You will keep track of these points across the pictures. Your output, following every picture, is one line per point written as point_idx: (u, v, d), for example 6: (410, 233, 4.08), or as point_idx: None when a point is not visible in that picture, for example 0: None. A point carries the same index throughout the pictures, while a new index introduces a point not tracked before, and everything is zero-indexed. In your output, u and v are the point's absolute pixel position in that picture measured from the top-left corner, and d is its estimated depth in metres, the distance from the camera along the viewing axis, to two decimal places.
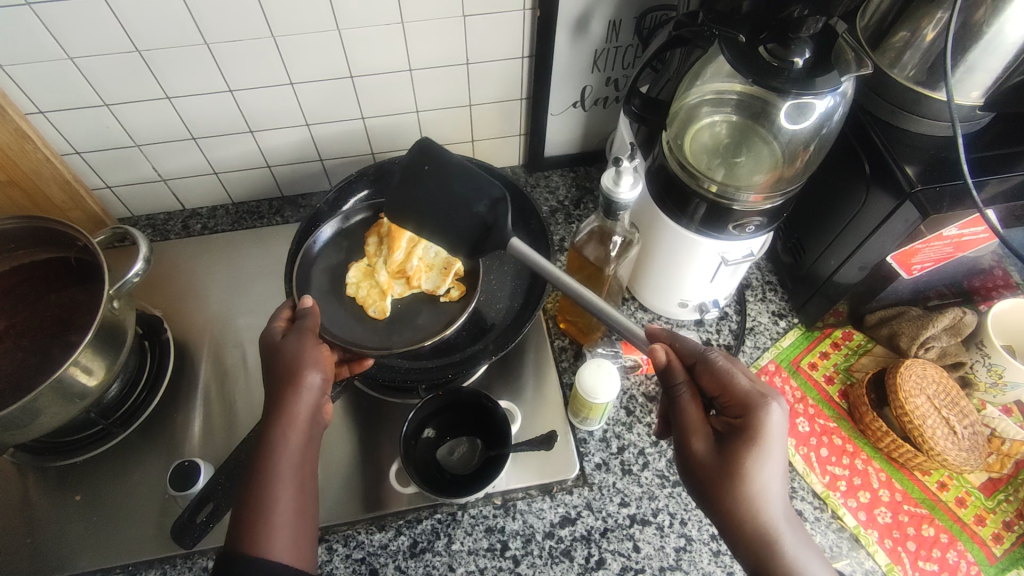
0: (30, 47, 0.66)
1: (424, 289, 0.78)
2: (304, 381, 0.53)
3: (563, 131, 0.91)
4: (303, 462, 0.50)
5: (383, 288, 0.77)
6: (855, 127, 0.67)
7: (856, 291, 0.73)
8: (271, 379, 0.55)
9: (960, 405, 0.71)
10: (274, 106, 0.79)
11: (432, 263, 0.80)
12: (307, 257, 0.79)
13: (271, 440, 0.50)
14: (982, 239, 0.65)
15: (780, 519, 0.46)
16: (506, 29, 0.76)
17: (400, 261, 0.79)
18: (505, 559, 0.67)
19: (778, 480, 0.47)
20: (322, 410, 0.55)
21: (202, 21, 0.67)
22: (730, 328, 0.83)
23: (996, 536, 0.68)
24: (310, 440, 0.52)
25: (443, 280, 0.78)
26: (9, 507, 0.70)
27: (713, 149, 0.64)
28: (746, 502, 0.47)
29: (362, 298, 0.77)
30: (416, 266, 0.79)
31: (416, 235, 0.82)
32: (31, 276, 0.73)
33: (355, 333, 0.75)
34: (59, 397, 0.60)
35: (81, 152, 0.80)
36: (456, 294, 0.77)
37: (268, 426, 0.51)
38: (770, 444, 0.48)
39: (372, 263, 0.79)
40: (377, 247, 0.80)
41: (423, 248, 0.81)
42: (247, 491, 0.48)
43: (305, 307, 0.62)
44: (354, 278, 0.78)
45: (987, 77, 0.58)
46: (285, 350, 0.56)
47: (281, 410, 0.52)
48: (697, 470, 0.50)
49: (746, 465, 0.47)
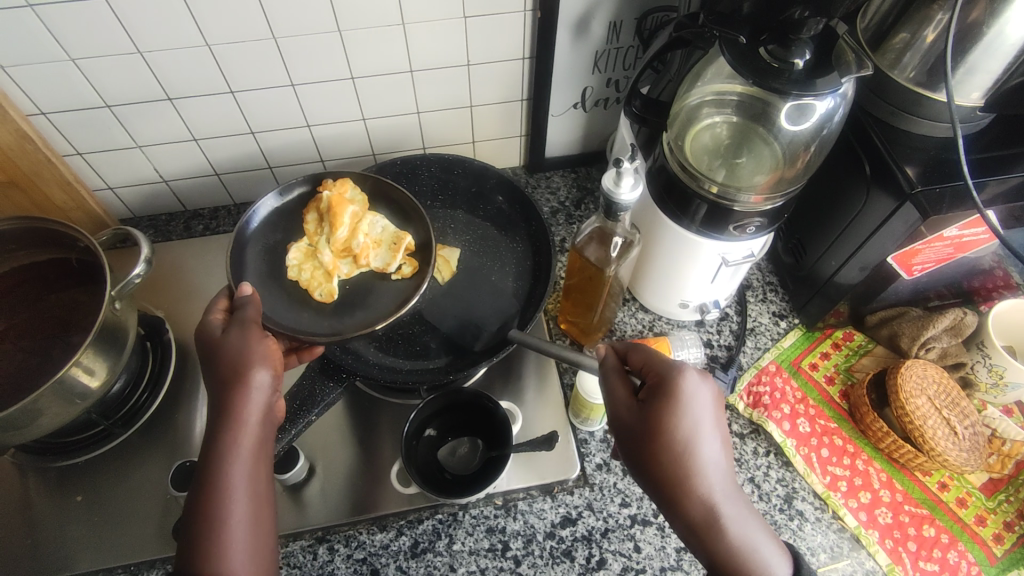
0: (31, 48, 0.66)
1: (373, 267, 0.76)
2: (252, 381, 0.52)
3: (564, 132, 0.91)
4: (255, 465, 0.50)
5: (328, 269, 0.75)
6: (855, 127, 0.67)
7: (856, 292, 0.73)
8: (215, 379, 0.53)
9: (960, 406, 0.71)
10: (275, 108, 0.79)
11: (379, 239, 0.78)
12: (242, 238, 0.77)
13: (218, 451, 0.49)
14: (983, 240, 0.66)
15: (714, 489, 0.46)
16: (506, 30, 0.76)
17: (344, 239, 0.77)
18: (505, 559, 0.67)
19: (708, 450, 0.47)
20: (274, 409, 0.54)
21: (203, 22, 0.67)
22: (730, 329, 0.83)
23: (996, 536, 0.68)
24: (261, 442, 0.51)
25: (393, 257, 0.76)
26: (9, 507, 0.70)
27: (713, 150, 0.64)
28: (676, 475, 0.46)
29: (306, 281, 0.75)
30: (363, 244, 0.76)
31: (358, 208, 0.78)
32: (31, 277, 0.73)
33: (302, 320, 0.73)
34: (60, 397, 0.60)
35: (82, 153, 0.80)
36: (408, 271, 0.76)
37: (216, 430, 0.50)
38: (694, 412, 0.48)
39: (313, 243, 0.77)
40: (317, 225, 0.78)
41: (369, 222, 0.78)
42: (196, 501, 0.47)
43: (243, 296, 0.62)
44: (296, 261, 0.76)
45: (987, 78, 0.58)
46: (228, 347, 0.55)
47: (228, 414, 0.51)
48: (628, 450, 0.50)
49: (668, 437, 0.47)
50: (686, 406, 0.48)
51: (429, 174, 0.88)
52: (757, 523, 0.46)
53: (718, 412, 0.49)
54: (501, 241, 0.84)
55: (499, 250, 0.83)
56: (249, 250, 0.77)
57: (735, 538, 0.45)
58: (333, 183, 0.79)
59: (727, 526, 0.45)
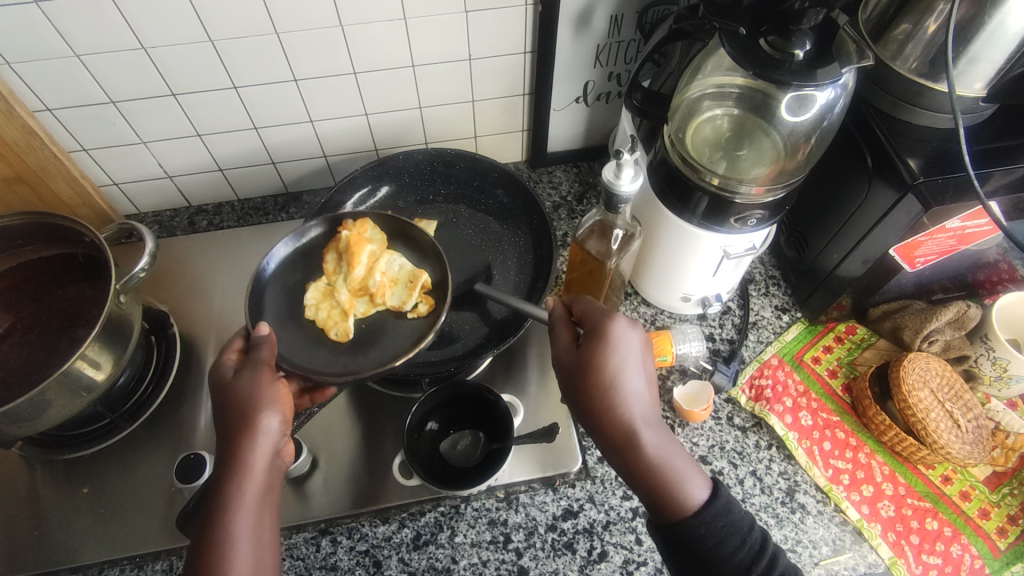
0: (38, 46, 0.67)
1: (389, 305, 0.73)
2: (259, 427, 0.51)
3: (566, 128, 0.91)
4: (261, 513, 0.48)
5: (344, 308, 0.72)
6: (857, 119, 0.67)
7: (859, 285, 0.73)
8: (225, 426, 0.52)
9: (963, 399, 0.71)
10: (278, 103, 0.80)
11: (397, 277, 0.74)
12: (259, 283, 0.72)
13: (225, 501, 0.48)
14: (986, 232, 0.65)
15: (638, 413, 0.51)
16: (507, 24, 0.76)
17: (361, 277, 0.73)
18: (508, 551, 0.67)
19: (632, 379, 0.52)
20: (283, 454, 0.53)
21: (207, 19, 0.68)
22: (732, 323, 0.83)
23: (1000, 530, 0.67)
24: (267, 491, 0.50)
25: (410, 295, 0.73)
26: (17, 499, 0.71)
27: (715, 142, 0.64)
28: (604, 401, 0.51)
29: (322, 321, 0.71)
30: (379, 282, 0.73)
31: (376, 247, 0.75)
32: (37, 273, 0.73)
33: (317, 359, 0.69)
34: (67, 390, 0.61)
35: (88, 149, 0.81)
36: (424, 309, 0.72)
37: (221, 480, 0.49)
38: (623, 345, 0.53)
39: (331, 281, 0.73)
40: (335, 263, 0.74)
41: (387, 260, 0.75)
42: (199, 560, 0.45)
43: (259, 336, 0.60)
44: (313, 300, 0.72)
45: (990, 68, 0.58)
46: (239, 389, 0.54)
47: (234, 463, 0.49)
48: (566, 385, 0.55)
49: (595, 365, 0.52)
50: (616, 341, 0.53)
51: (431, 169, 0.88)
52: (676, 446, 0.51)
53: (646, 351, 0.54)
54: (503, 236, 0.84)
55: (501, 245, 0.83)
56: (273, 283, 0.73)
57: (656, 455, 0.49)
58: (353, 222, 0.74)
59: (648, 444, 0.50)
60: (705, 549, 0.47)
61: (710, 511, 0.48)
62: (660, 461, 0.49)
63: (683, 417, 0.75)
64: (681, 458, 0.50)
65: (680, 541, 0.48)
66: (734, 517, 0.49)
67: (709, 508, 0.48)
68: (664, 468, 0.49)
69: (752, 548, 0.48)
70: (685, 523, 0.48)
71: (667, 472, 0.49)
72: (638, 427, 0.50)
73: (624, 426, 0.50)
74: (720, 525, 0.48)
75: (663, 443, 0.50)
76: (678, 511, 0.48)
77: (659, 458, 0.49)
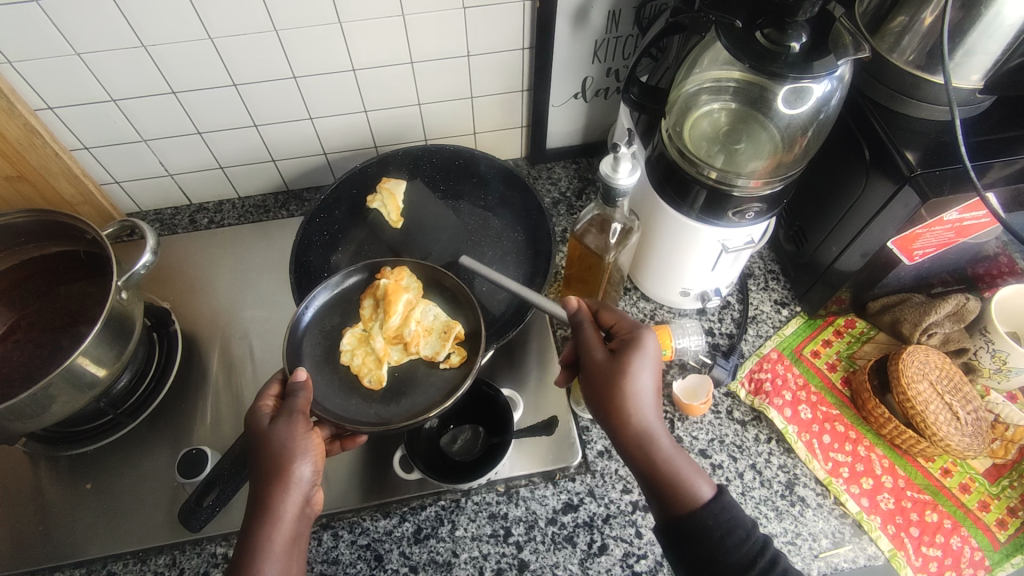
0: (39, 44, 0.68)
1: (423, 355, 0.70)
2: (292, 477, 0.51)
3: (565, 123, 0.92)
4: (286, 563, 0.49)
5: (379, 355, 0.68)
6: (854, 111, 0.67)
7: (858, 279, 0.73)
8: (257, 472, 0.52)
9: (963, 391, 0.71)
10: (278, 101, 0.80)
11: (431, 326, 0.71)
12: (296, 336, 0.69)
13: (253, 550, 0.48)
14: (984, 224, 0.65)
15: (657, 418, 0.52)
16: (505, 20, 0.76)
17: (397, 325, 0.70)
18: (508, 545, 0.68)
19: (654, 383, 0.54)
20: (312, 501, 0.53)
21: (206, 16, 0.68)
22: (732, 317, 0.83)
23: (1000, 521, 0.67)
24: (295, 541, 0.50)
25: (443, 345, 0.69)
26: (22, 495, 0.71)
27: (712, 136, 0.64)
28: (625, 399, 0.52)
29: (357, 368, 0.68)
30: (414, 331, 0.70)
31: (412, 296, 0.73)
32: (39, 270, 0.74)
33: (349, 408, 0.66)
34: (69, 385, 0.61)
35: (89, 147, 0.81)
36: (456, 360, 0.68)
37: (252, 530, 0.49)
38: (648, 350, 0.54)
39: (367, 327, 0.70)
40: (372, 311, 0.71)
41: (422, 309, 0.72)
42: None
43: (296, 381, 0.58)
44: (348, 345, 0.69)
45: (986, 60, 0.58)
46: (274, 439, 0.53)
47: (267, 513, 0.50)
48: (587, 384, 0.56)
49: (626, 364, 0.53)
50: (642, 345, 0.55)
51: (430, 165, 0.88)
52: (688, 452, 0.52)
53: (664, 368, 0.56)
54: (502, 231, 0.85)
55: (501, 241, 0.84)
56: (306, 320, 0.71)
57: (669, 456, 0.50)
58: (391, 270, 0.73)
59: (665, 445, 0.51)
60: (705, 538, 0.48)
61: (717, 506, 0.48)
62: (676, 460, 0.50)
63: (683, 411, 0.75)
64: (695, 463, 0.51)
65: (687, 534, 0.48)
66: (739, 514, 0.49)
67: (715, 503, 0.48)
68: (679, 467, 0.50)
69: (756, 543, 0.48)
70: (693, 520, 0.48)
71: (677, 471, 0.50)
72: (655, 427, 0.52)
73: (641, 425, 0.52)
74: (726, 518, 0.48)
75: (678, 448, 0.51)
76: (685, 509, 0.49)
77: (676, 458, 0.50)
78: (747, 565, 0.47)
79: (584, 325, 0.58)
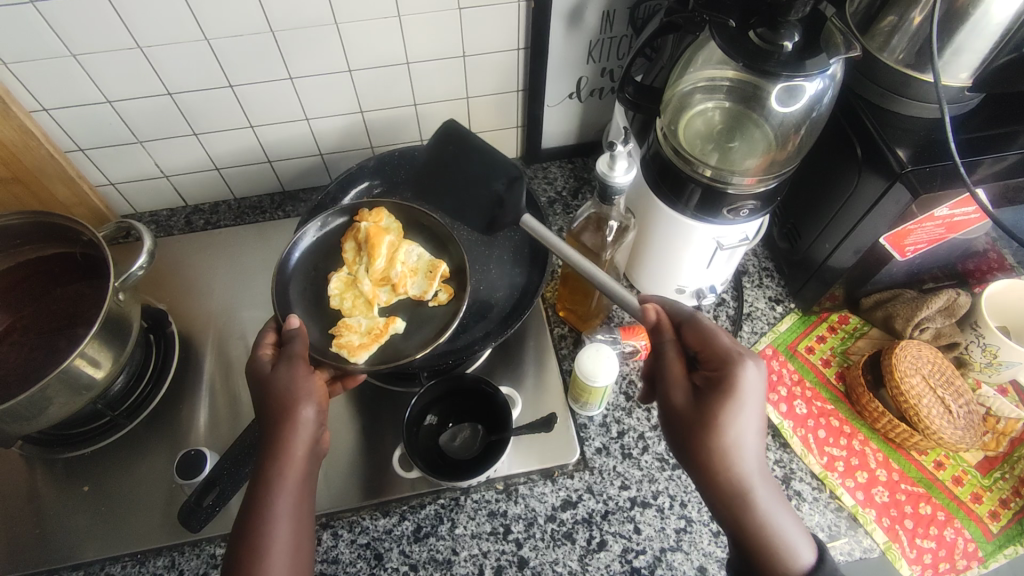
0: (34, 46, 0.67)
1: (411, 295, 0.75)
2: (297, 418, 0.52)
3: (560, 123, 0.92)
4: (299, 498, 0.49)
5: (368, 298, 0.74)
6: (845, 109, 0.68)
7: (851, 275, 0.74)
8: (264, 416, 0.53)
9: (955, 385, 0.72)
10: (274, 102, 0.80)
11: (416, 267, 0.77)
12: (286, 273, 0.75)
13: (266, 484, 0.49)
14: (973, 220, 0.67)
15: (753, 472, 0.47)
16: (501, 20, 0.77)
17: (382, 268, 0.76)
18: (507, 542, 0.68)
19: (751, 433, 0.48)
20: (321, 441, 0.54)
21: (202, 17, 0.68)
22: (727, 314, 0.84)
23: (992, 513, 0.69)
24: (308, 476, 0.51)
25: (430, 284, 0.75)
26: (18, 497, 0.71)
27: (706, 135, 0.65)
28: (712, 453, 0.47)
29: (347, 310, 0.73)
30: (401, 272, 0.75)
31: (394, 238, 0.78)
32: (35, 272, 0.74)
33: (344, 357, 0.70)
34: (67, 387, 0.61)
35: (84, 149, 0.81)
36: (445, 298, 0.74)
37: (262, 468, 0.50)
38: (739, 391, 0.48)
39: (353, 272, 0.76)
40: (356, 253, 0.76)
41: (405, 251, 0.77)
42: (242, 541, 0.46)
43: (291, 329, 0.60)
44: (337, 290, 0.74)
45: (974, 58, 0.59)
46: (276, 383, 0.54)
47: (275, 450, 0.50)
48: (670, 426, 0.51)
49: (711, 415, 0.48)
50: (723, 387, 0.49)
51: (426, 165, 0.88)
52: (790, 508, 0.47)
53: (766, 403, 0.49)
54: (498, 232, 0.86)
55: (498, 241, 0.85)
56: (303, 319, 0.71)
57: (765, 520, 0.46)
58: (370, 213, 0.78)
59: (758, 505, 0.46)
60: None
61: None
62: (769, 525, 0.46)
63: None
64: (795, 522, 0.46)
65: None
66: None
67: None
68: (775, 531, 0.46)
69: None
70: None
71: (773, 539, 0.45)
72: (748, 482, 0.47)
73: (733, 479, 0.47)
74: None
75: (777, 505, 0.47)
76: None
77: (771, 521, 0.46)
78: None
79: (668, 354, 0.53)
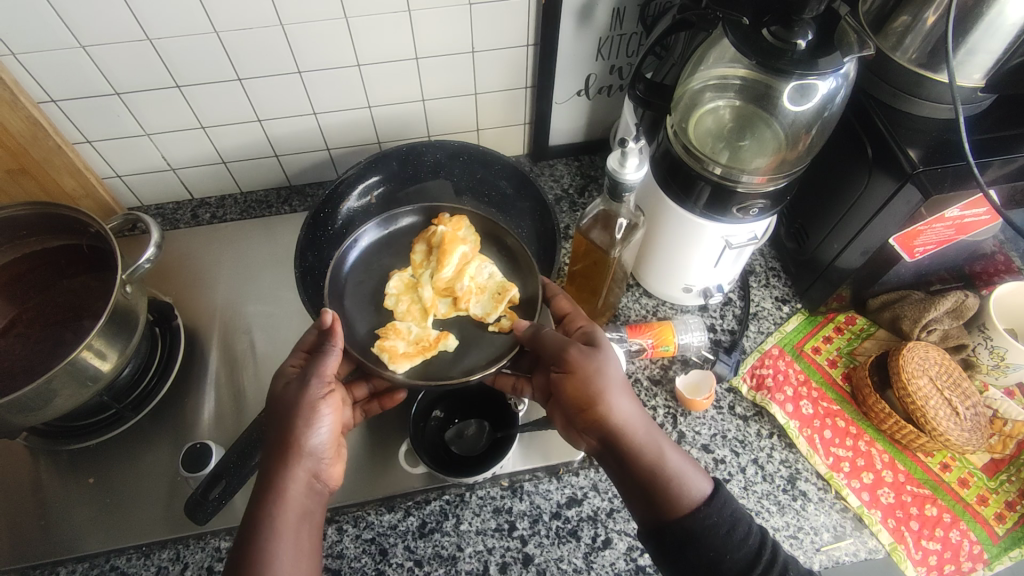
0: (43, 36, 0.67)
1: (471, 313, 0.69)
2: (300, 450, 0.52)
3: (567, 121, 0.92)
4: (299, 531, 0.49)
5: (425, 306, 0.69)
6: (857, 109, 0.68)
7: (858, 275, 0.74)
8: (268, 443, 0.53)
9: (962, 387, 0.72)
10: (282, 96, 0.80)
11: (485, 286, 0.71)
12: (338, 273, 0.70)
13: (266, 517, 0.49)
14: (984, 222, 0.67)
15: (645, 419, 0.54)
16: (510, 17, 0.76)
17: (447, 279, 0.71)
18: (512, 539, 0.68)
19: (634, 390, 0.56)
20: (322, 477, 0.54)
21: (212, 10, 0.68)
22: (733, 314, 0.84)
23: (998, 516, 0.68)
24: (306, 511, 0.51)
25: (495, 307, 0.69)
26: (21, 490, 0.71)
27: (717, 133, 0.65)
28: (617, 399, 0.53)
29: (401, 313, 0.69)
30: (466, 287, 0.70)
31: (469, 250, 0.73)
32: (41, 264, 0.74)
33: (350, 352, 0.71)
34: (73, 380, 0.61)
35: (91, 141, 0.81)
36: (506, 324, 0.67)
37: (263, 500, 0.50)
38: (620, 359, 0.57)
39: (417, 275, 0.71)
40: (424, 257, 0.72)
41: (477, 266, 0.72)
42: None
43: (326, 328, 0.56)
44: (394, 290, 0.70)
45: (988, 58, 0.59)
46: (287, 403, 0.54)
47: (273, 485, 0.50)
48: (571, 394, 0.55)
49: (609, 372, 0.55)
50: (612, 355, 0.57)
51: (435, 161, 0.88)
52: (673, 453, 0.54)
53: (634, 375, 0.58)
54: None
55: None
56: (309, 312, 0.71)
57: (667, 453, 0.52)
58: (449, 219, 0.73)
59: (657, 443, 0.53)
60: (716, 534, 0.49)
61: (718, 501, 0.50)
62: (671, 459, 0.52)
63: (686, 406, 0.75)
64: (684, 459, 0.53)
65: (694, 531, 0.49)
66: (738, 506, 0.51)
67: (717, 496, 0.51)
68: (676, 461, 0.52)
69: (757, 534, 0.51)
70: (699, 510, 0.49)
71: (677, 471, 0.51)
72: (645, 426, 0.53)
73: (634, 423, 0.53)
74: (729, 512, 0.50)
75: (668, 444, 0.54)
76: (691, 504, 0.50)
77: (670, 454, 0.52)
78: (751, 557, 0.50)
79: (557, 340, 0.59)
